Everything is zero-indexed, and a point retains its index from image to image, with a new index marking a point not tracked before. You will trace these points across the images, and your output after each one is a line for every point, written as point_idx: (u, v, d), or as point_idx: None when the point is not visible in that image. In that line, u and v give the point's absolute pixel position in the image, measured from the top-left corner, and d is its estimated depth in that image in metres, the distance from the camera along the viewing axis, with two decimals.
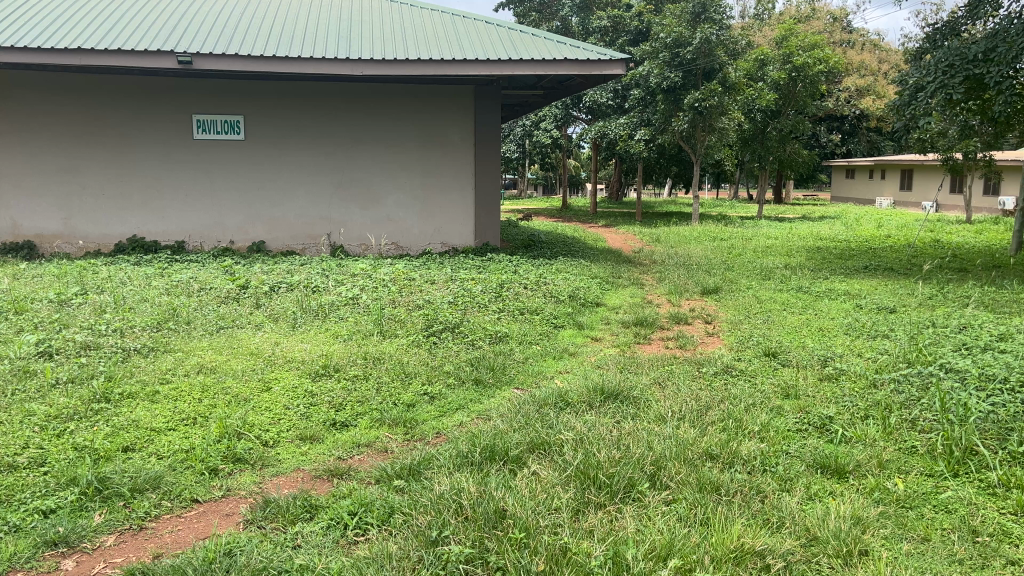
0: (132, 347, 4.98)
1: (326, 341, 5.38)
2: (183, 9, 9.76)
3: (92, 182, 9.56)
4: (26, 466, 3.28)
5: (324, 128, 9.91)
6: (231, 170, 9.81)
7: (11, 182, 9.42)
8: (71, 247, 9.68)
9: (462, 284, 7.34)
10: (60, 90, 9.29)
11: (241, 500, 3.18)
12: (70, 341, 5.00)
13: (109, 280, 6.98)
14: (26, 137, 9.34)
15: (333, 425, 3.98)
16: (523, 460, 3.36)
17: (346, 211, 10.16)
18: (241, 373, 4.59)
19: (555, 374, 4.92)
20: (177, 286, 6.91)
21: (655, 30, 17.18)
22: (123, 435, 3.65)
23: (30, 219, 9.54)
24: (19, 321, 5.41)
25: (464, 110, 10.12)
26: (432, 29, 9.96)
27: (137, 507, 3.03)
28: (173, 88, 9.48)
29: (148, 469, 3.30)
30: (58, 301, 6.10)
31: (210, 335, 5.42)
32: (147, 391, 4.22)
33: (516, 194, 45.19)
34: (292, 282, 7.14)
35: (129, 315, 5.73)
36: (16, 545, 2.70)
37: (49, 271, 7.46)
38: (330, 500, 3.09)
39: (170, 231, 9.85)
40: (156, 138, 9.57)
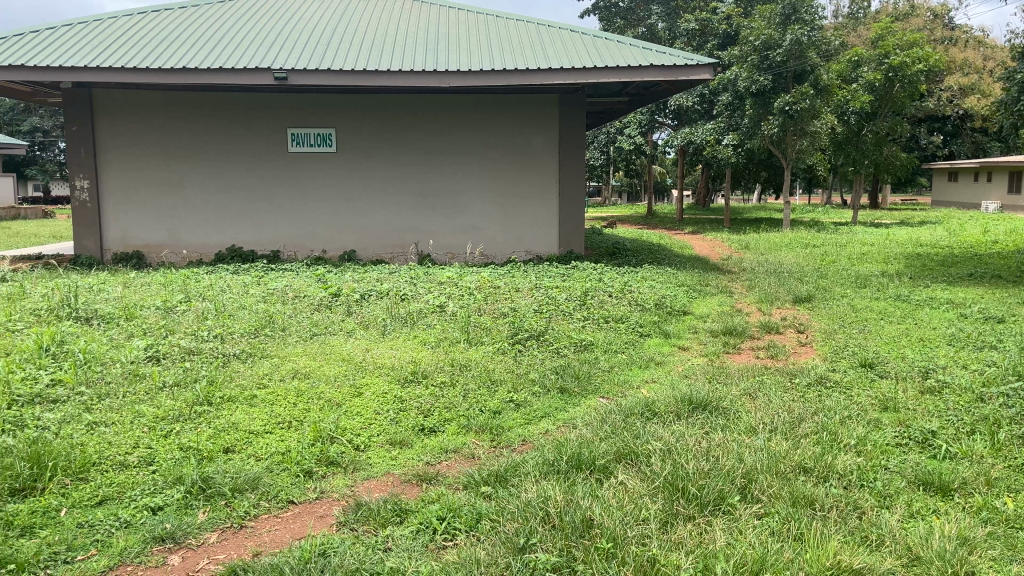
0: (232, 352, 5.20)
1: (414, 348, 5.48)
2: (276, 27, 10.16)
3: (195, 194, 10.03)
4: (136, 465, 3.48)
5: (410, 140, 10.12)
6: (322, 181, 10.13)
7: (121, 195, 9.95)
8: (175, 257, 10.15)
9: (547, 292, 7.35)
10: (164, 107, 9.79)
11: (334, 502, 3.27)
12: (176, 346, 5.26)
13: (210, 289, 7.28)
14: (134, 153, 9.87)
15: (422, 430, 4.06)
16: (610, 470, 3.34)
17: (432, 220, 10.33)
18: (334, 378, 4.74)
19: (642, 384, 4.87)
20: (274, 294, 7.15)
21: (745, 33, 16.88)
22: (223, 436, 3.81)
23: (139, 230, 10.05)
24: (130, 327, 5.72)
25: (546, 118, 10.16)
26: (515, 38, 10.04)
27: (237, 507, 3.17)
28: (269, 104, 9.88)
29: (248, 470, 3.44)
30: (164, 308, 6.40)
31: (305, 342, 5.60)
32: (246, 394, 4.40)
33: (602, 199, 44.95)
34: (382, 290, 7.30)
35: (229, 322, 5.99)
36: (127, 540, 2.86)
37: (156, 279, 7.84)
38: (420, 503, 3.16)
39: (267, 240, 10.22)
40: (252, 151, 9.98)
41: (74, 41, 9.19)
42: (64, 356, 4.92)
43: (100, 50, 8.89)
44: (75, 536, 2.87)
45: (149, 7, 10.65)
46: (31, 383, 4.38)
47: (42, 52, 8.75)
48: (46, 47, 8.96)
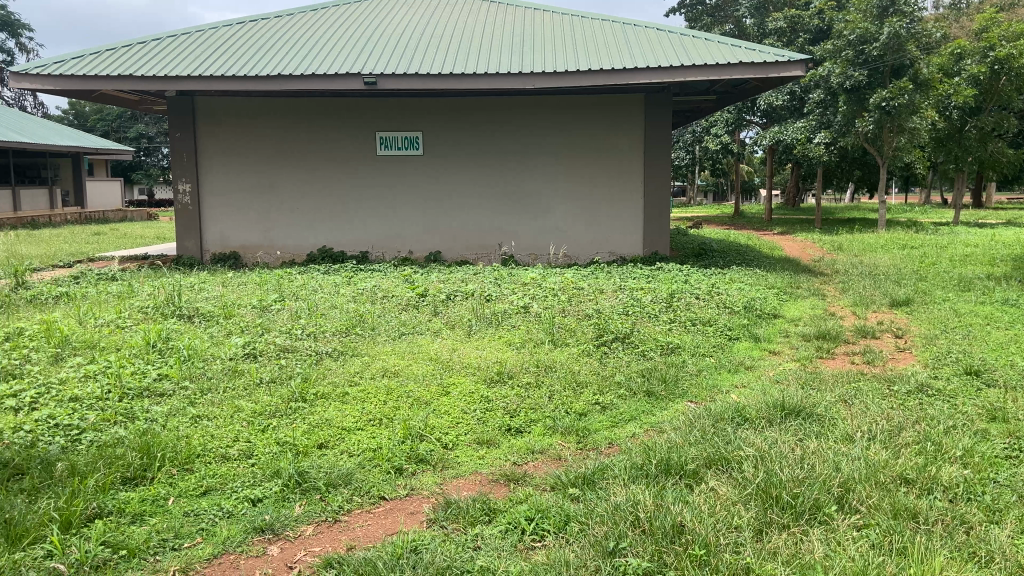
0: (325, 350, 5.35)
1: (500, 349, 5.52)
2: (365, 33, 10.39)
3: (289, 198, 10.37)
4: (237, 457, 3.62)
5: (496, 142, 10.20)
6: (409, 183, 10.32)
7: (220, 198, 10.37)
8: (270, 258, 10.51)
9: (632, 294, 7.28)
10: (260, 113, 10.15)
11: (424, 500, 3.33)
12: (272, 343, 5.46)
13: (303, 288, 7.51)
14: (232, 157, 10.27)
15: (508, 430, 4.09)
16: (701, 476, 3.29)
17: (516, 221, 10.39)
18: (422, 377, 4.82)
19: (732, 388, 4.76)
20: (363, 293, 7.33)
21: (838, 28, 16.35)
22: (318, 432, 3.93)
23: (236, 232, 10.45)
24: (229, 325, 5.97)
25: (632, 118, 10.06)
26: (600, 38, 10.00)
27: (332, 501, 3.26)
28: (359, 109, 10.12)
29: (341, 466, 3.54)
30: (260, 306, 6.64)
31: (394, 341, 5.72)
32: (339, 392, 4.52)
33: (686, 199, 44.29)
34: (467, 291, 7.38)
35: (321, 321, 6.16)
36: (230, 530, 2.98)
37: (252, 279, 8.13)
38: (508, 503, 3.19)
39: (356, 242, 10.48)
40: (343, 155, 10.25)
41: (177, 52, 9.61)
42: (170, 352, 5.16)
43: (201, 59, 9.28)
44: (182, 524, 3.01)
45: (246, 17, 11.05)
46: (140, 377, 4.62)
47: (148, 62, 9.19)
48: (151, 57, 9.42)
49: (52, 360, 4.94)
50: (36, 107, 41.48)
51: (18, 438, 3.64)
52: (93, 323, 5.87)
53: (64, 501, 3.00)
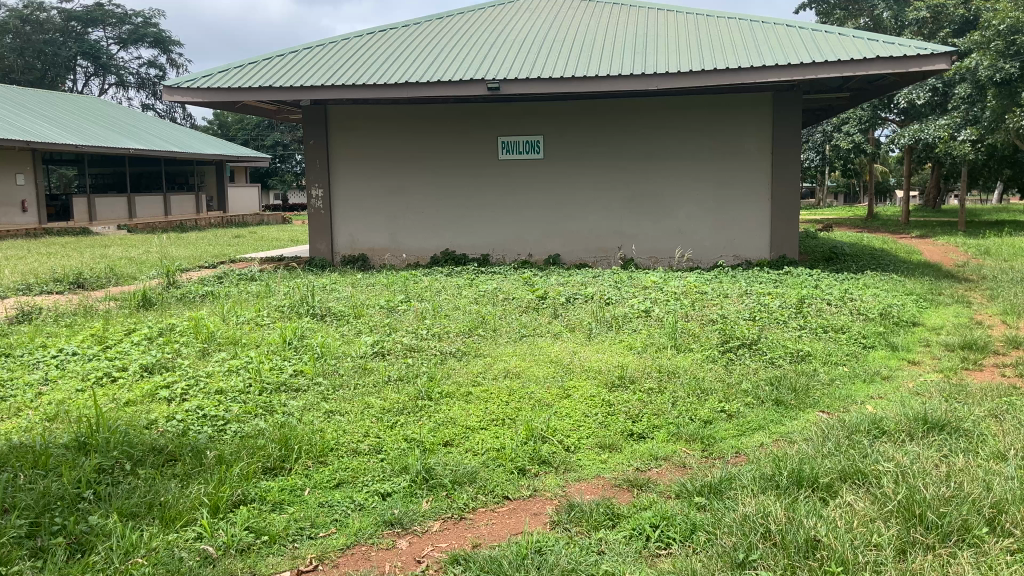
0: (449, 350, 5.47)
1: (621, 353, 5.48)
2: (490, 39, 10.57)
3: (414, 202, 10.68)
4: (367, 452, 3.75)
5: (618, 145, 10.13)
6: (530, 188, 10.42)
7: (350, 202, 10.80)
8: (396, 260, 10.85)
9: (758, 299, 7.06)
10: (389, 121, 10.50)
11: (547, 501, 3.35)
12: (398, 343, 5.63)
13: (427, 289, 7.73)
14: (361, 163, 10.67)
15: (631, 435, 4.05)
16: (835, 490, 3.15)
17: (637, 224, 10.28)
18: (544, 379, 4.84)
19: (868, 400, 4.53)
20: (485, 295, 7.45)
21: (986, 17, 15.29)
22: (443, 430, 4.02)
23: (365, 235, 10.86)
24: (359, 324, 6.20)
25: (759, 118, 9.75)
26: (726, 36, 9.77)
27: (458, 498, 3.33)
28: (483, 114, 10.31)
29: (465, 465, 3.60)
30: (387, 307, 6.87)
31: (515, 342, 5.79)
32: (463, 391, 4.61)
33: (815, 201, 42.41)
34: (588, 294, 7.36)
35: (445, 322, 6.30)
36: (361, 522, 3.09)
37: (379, 280, 8.42)
38: (632, 509, 3.16)
39: (478, 245, 10.67)
40: (467, 160, 10.46)
41: (312, 63, 10.08)
42: (304, 349, 5.42)
43: (334, 70, 9.69)
44: (317, 514, 3.14)
45: (376, 27, 11.47)
46: (278, 373, 4.88)
47: (286, 73, 9.68)
48: (289, 69, 9.92)
49: (200, 354, 5.29)
50: (184, 119, 44.51)
51: (172, 427, 3.93)
52: (236, 320, 6.23)
53: (212, 487, 3.21)
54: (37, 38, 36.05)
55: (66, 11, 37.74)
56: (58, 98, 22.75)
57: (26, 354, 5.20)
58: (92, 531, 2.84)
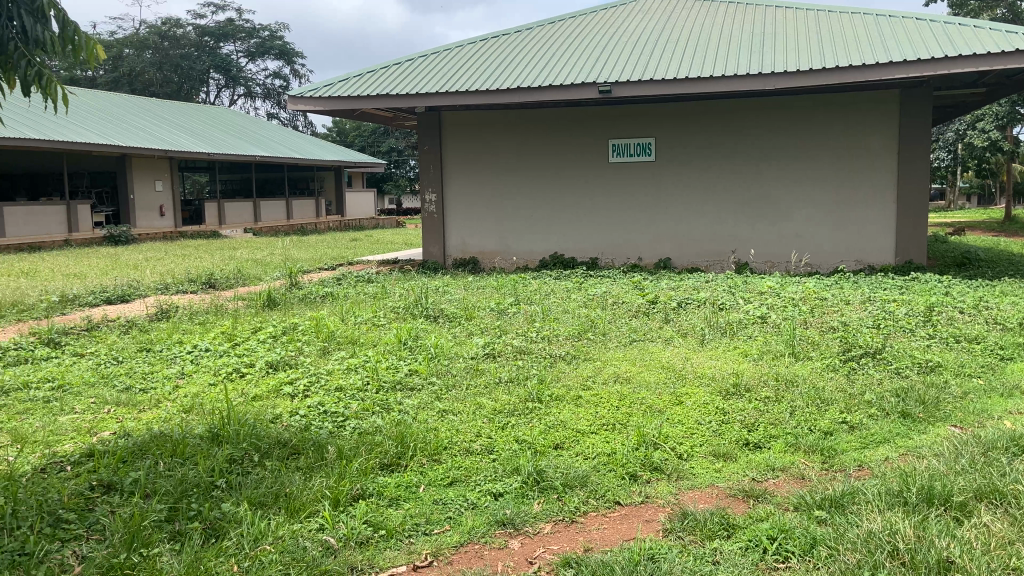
0: (559, 353, 5.48)
1: (736, 360, 5.35)
2: (602, 42, 10.54)
3: (524, 205, 10.78)
4: (479, 452, 3.82)
5: (731, 146, 9.90)
6: (641, 190, 10.31)
7: (461, 206, 11.01)
8: (505, 263, 10.97)
9: (883, 306, 6.74)
10: (500, 125, 10.64)
11: (659, 509, 3.30)
12: (509, 345, 5.70)
13: (537, 293, 7.78)
14: (473, 167, 10.86)
15: (746, 445, 3.95)
16: (970, 509, 2.97)
17: (751, 228, 10.00)
18: (655, 385, 4.78)
19: (1006, 415, 4.24)
20: (595, 299, 7.43)
21: None
22: (554, 433, 4.04)
23: (475, 238, 11.04)
24: (470, 326, 6.31)
25: (885, 116, 9.29)
26: (849, 32, 9.38)
27: (569, 502, 3.33)
28: (593, 117, 10.29)
29: (576, 468, 3.60)
30: (498, 309, 6.95)
31: (625, 347, 5.74)
32: (573, 395, 4.62)
33: (944, 203, 40.07)
34: (701, 299, 7.22)
35: (554, 325, 6.32)
36: (474, 521, 3.14)
37: (489, 283, 8.53)
38: (748, 520, 3.07)
39: (587, 248, 10.65)
40: (576, 162, 10.47)
41: (427, 70, 10.33)
42: (419, 349, 5.57)
43: (448, 77, 9.89)
44: (432, 511, 3.22)
45: (489, 34, 11.63)
46: (394, 371, 5.03)
47: (402, 81, 9.96)
48: (405, 76, 10.21)
49: (321, 352, 5.52)
50: (307, 126, 46.46)
51: (295, 421, 4.11)
52: (354, 320, 6.47)
53: (334, 481, 3.34)
54: (175, 54, 38.51)
55: (200, 27, 39.95)
56: (192, 109, 24.22)
57: (164, 350, 5.56)
58: (224, 518, 3.01)
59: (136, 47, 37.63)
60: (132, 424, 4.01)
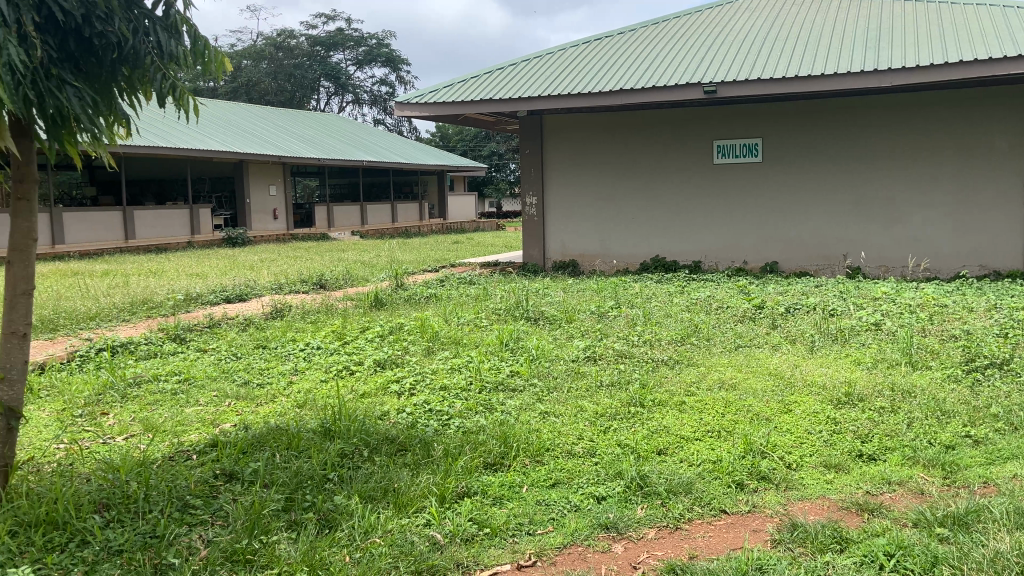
0: (661, 358, 5.42)
1: (848, 368, 5.15)
2: (707, 41, 10.36)
3: (625, 207, 10.70)
4: (582, 455, 3.82)
5: (843, 146, 9.54)
6: (747, 191, 10.07)
7: (562, 209, 11.03)
8: (606, 266, 10.92)
9: (1011, 314, 6.34)
10: (602, 127, 10.61)
11: (766, 518, 3.22)
12: (610, 349, 5.67)
13: (639, 296, 7.70)
14: (574, 170, 10.87)
15: (860, 456, 3.80)
16: None
17: (864, 230, 9.61)
18: (762, 393, 4.65)
19: None
20: (698, 303, 7.31)
21: None
22: (657, 438, 4.00)
23: (576, 240, 11.03)
24: (571, 329, 6.31)
25: (1013, 112, 8.74)
26: (975, 24, 8.88)
27: (673, 508, 3.29)
28: (698, 118, 10.12)
29: (681, 474, 3.56)
30: (599, 312, 6.93)
31: (730, 352, 5.62)
32: (676, 400, 4.56)
33: None
34: (810, 304, 6.99)
35: (657, 329, 6.26)
36: (578, 523, 3.15)
37: (590, 286, 8.51)
38: (863, 534, 2.96)
39: (689, 251, 10.47)
40: (680, 164, 10.32)
41: (530, 74, 10.41)
42: (520, 351, 5.62)
43: (551, 80, 9.93)
44: (536, 512, 3.24)
45: (591, 36, 11.62)
46: (496, 372, 5.09)
47: (505, 86, 10.07)
48: (508, 81, 10.32)
49: (425, 352, 5.64)
50: (411, 131, 47.54)
51: (402, 419, 4.23)
52: (457, 321, 6.59)
53: (440, 478, 3.42)
54: (288, 63, 40.15)
55: (312, 37, 41.70)
56: (303, 116, 25.21)
57: (279, 347, 5.82)
58: (337, 510, 3.12)
59: (253, 58, 39.52)
60: (251, 417, 4.21)
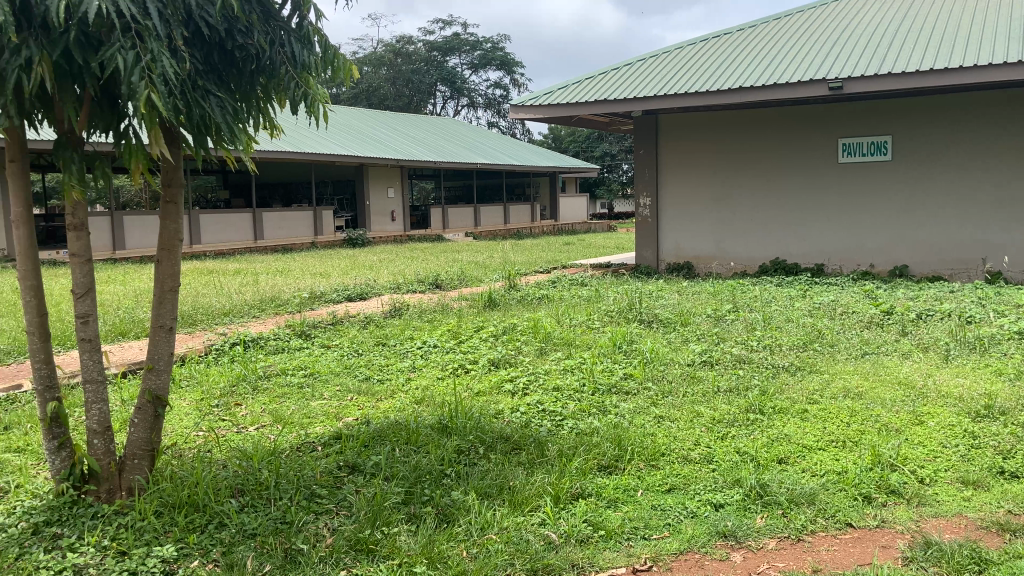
0: (782, 364, 5.25)
1: (988, 379, 4.83)
2: (832, 35, 9.96)
3: (743, 208, 10.43)
4: (698, 460, 3.75)
5: (983, 142, 8.95)
6: (874, 191, 9.60)
7: (677, 210, 10.86)
8: (722, 268, 10.67)
9: None
10: (719, 126, 10.38)
11: (897, 535, 3.07)
12: (728, 353, 5.54)
13: (758, 300, 7.49)
14: (689, 170, 10.68)
15: (1002, 474, 3.56)
16: None
17: (1006, 232, 8.98)
18: (892, 403, 4.43)
19: None
20: (820, 308, 7.03)
21: None
22: (778, 446, 3.88)
23: (690, 242, 10.84)
24: (687, 332, 6.20)
25: None
26: None
27: (794, 519, 3.18)
28: (821, 116, 9.74)
29: (803, 484, 3.43)
30: (715, 316, 6.77)
31: (856, 360, 5.38)
32: (798, 408, 4.40)
33: None
34: (944, 310, 6.60)
35: (777, 334, 6.06)
36: (695, 530, 3.09)
37: (705, 289, 8.34)
38: (1004, 556, 2.79)
39: (811, 254, 10.09)
40: (802, 163, 9.96)
41: (646, 74, 10.29)
42: (634, 353, 5.57)
43: (666, 80, 9.79)
44: (651, 516, 3.20)
45: (710, 34, 11.38)
46: (610, 375, 5.06)
47: (620, 86, 10.00)
48: (623, 81, 10.25)
49: (538, 353, 5.68)
50: (524, 133, 47.87)
51: (516, 418, 4.27)
52: (570, 322, 6.60)
53: (555, 478, 3.43)
54: (406, 69, 41.26)
55: (429, 42, 42.46)
56: (420, 120, 25.85)
57: (397, 344, 6.00)
58: (454, 505, 3.19)
59: (373, 64, 40.85)
60: (371, 412, 4.36)
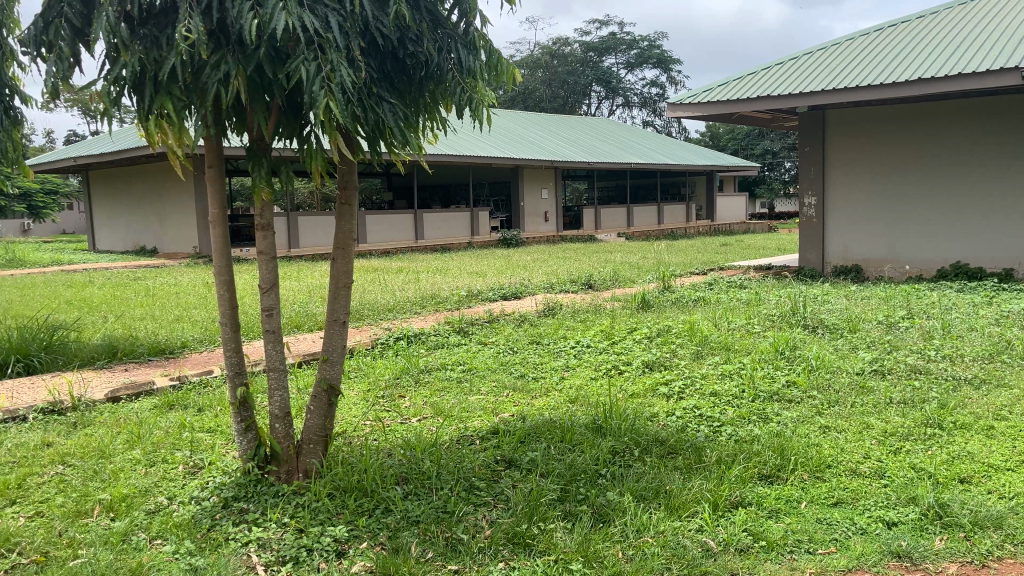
0: (964, 376, 4.85)
1: None
2: None
3: (919, 208, 9.73)
4: (869, 475, 3.54)
5: None
6: None
7: (845, 210, 10.31)
8: (895, 272, 10.02)
9: None
10: (892, 120, 9.75)
11: None
12: (901, 363, 5.19)
13: (936, 306, 6.97)
14: (859, 168, 10.10)
15: None
16: None
17: None
18: None
19: None
20: (1010, 316, 6.44)
21: None
22: (960, 464, 3.60)
23: (859, 245, 10.25)
24: (855, 339, 5.86)
25: None
26: None
27: (979, 543, 2.94)
28: (1012, 106, 8.92)
29: (989, 507, 3.17)
30: (887, 323, 6.36)
31: None
32: (983, 424, 4.06)
33: None
34: None
35: (958, 343, 5.62)
36: (864, 547, 2.92)
37: (876, 294, 7.87)
38: None
39: (998, 257, 9.26)
40: (988, 158, 9.16)
41: (813, 68, 9.84)
42: (798, 360, 5.33)
43: (836, 73, 9.31)
44: (816, 530, 3.06)
45: (885, 23, 10.70)
46: (771, 382, 4.88)
47: (784, 82, 9.61)
48: (787, 76, 9.84)
49: (695, 356, 5.56)
50: (680, 132, 46.93)
51: (672, 422, 4.21)
52: (728, 326, 6.42)
53: (713, 485, 3.36)
54: (562, 70, 41.55)
55: (585, 43, 42.57)
56: (575, 121, 25.94)
57: (551, 343, 6.06)
58: (609, 505, 3.19)
59: (530, 66, 41.42)
60: (527, 409, 4.44)
